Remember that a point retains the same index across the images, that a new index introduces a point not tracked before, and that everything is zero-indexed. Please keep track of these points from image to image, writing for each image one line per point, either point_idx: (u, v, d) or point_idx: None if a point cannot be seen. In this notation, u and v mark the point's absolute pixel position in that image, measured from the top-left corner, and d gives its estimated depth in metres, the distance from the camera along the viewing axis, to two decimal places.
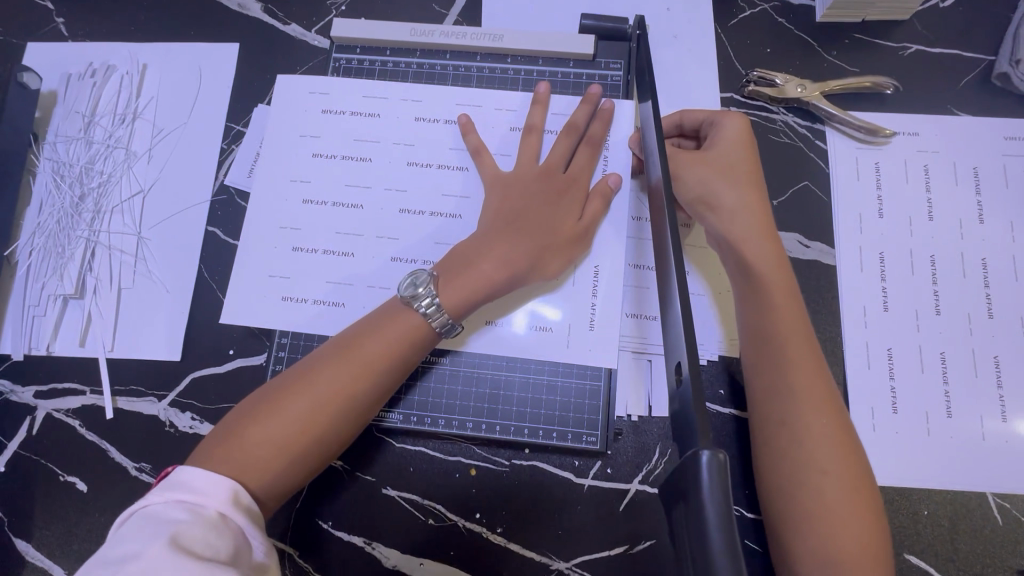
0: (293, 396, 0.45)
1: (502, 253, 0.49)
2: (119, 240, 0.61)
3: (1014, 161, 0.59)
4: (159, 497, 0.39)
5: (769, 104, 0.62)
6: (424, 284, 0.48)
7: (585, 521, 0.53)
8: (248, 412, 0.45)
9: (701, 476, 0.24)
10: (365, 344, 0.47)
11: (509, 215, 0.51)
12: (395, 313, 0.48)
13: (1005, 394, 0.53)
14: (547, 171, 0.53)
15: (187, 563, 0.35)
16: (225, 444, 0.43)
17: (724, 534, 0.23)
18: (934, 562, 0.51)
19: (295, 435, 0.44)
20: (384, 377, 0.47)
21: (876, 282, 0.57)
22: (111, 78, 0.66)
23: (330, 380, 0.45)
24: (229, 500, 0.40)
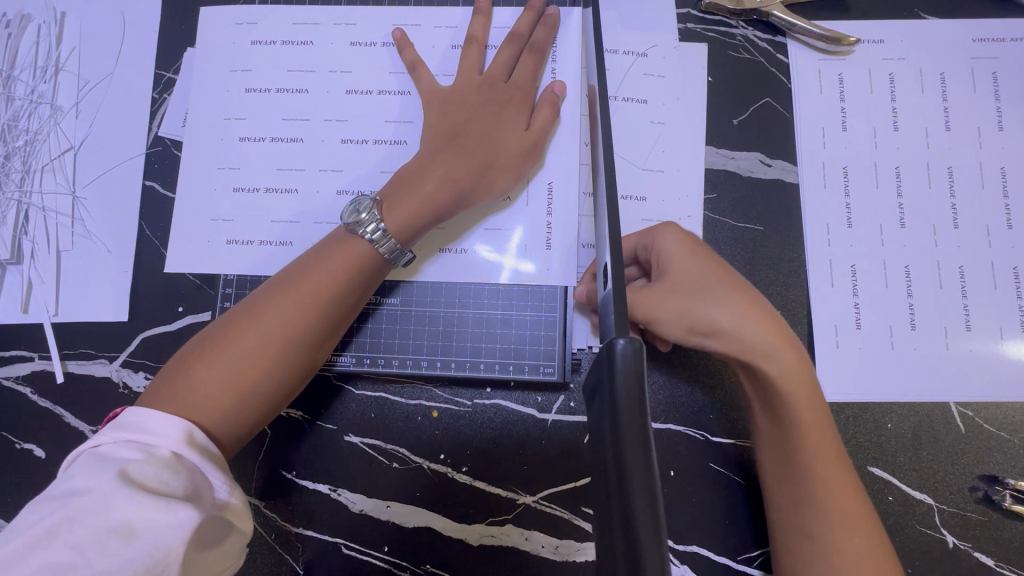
0: (237, 332, 0.44)
1: (445, 172, 0.48)
2: (52, 200, 0.59)
3: (983, 64, 0.56)
4: (108, 438, 0.39)
5: (728, 17, 0.58)
6: (367, 211, 0.47)
7: (550, 455, 0.53)
8: (194, 353, 0.43)
9: (616, 356, 0.27)
10: (310, 276, 0.46)
11: (453, 135, 0.50)
12: (339, 243, 0.47)
13: (970, 304, 0.53)
14: (489, 80, 0.52)
15: (139, 497, 0.35)
16: (171, 385, 0.42)
17: (633, 408, 0.26)
18: (898, 474, 0.51)
19: (243, 369, 0.42)
20: (333, 308, 0.46)
21: (840, 199, 0.55)
22: (27, 28, 0.62)
23: (276, 313, 0.44)
24: (182, 439, 0.39)
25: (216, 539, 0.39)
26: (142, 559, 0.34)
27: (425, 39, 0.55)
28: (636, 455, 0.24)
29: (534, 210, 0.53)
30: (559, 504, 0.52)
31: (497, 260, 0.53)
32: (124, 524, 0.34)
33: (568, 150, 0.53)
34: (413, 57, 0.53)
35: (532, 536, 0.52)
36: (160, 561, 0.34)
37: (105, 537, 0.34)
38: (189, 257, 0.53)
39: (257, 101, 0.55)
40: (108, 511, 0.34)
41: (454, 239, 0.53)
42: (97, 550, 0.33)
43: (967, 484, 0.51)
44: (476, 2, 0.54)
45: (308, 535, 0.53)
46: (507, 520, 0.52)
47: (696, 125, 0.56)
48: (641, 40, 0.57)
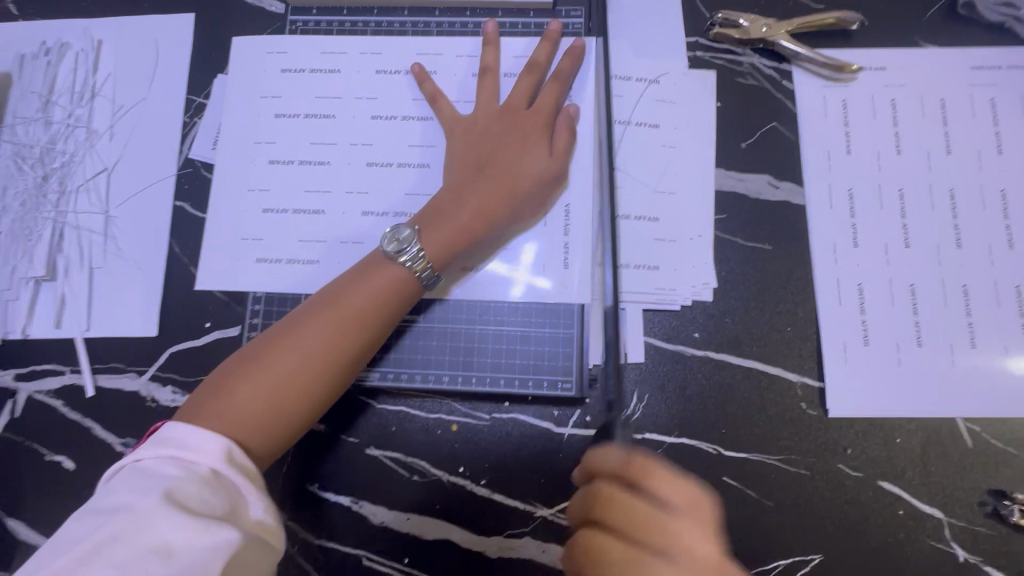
0: (277, 351, 0.46)
1: (473, 200, 0.51)
2: (86, 220, 0.61)
3: (981, 90, 0.58)
4: (151, 453, 0.40)
5: (735, 46, 0.61)
6: (407, 241, 0.49)
7: (566, 469, 0.54)
8: (235, 369, 0.46)
9: None
10: (348, 298, 0.48)
11: (479, 165, 0.53)
12: (376, 266, 0.49)
13: (974, 322, 0.54)
14: (510, 108, 0.54)
15: (180, 519, 0.36)
16: (215, 400, 0.44)
17: None
18: (907, 488, 0.52)
19: (283, 388, 0.45)
20: (368, 330, 0.48)
21: (846, 220, 0.57)
22: (66, 56, 0.65)
23: (315, 334, 0.46)
24: (222, 457, 0.41)
25: (250, 561, 0.40)
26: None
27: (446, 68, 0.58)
28: None
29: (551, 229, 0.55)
30: None
31: (510, 274, 0.55)
32: (165, 545, 0.35)
33: (582, 173, 0.55)
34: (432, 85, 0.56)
35: (549, 549, 0.53)
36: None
37: (147, 555, 0.35)
38: (219, 275, 0.56)
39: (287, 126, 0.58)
40: (150, 531, 0.35)
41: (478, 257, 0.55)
42: (140, 568, 0.34)
43: (976, 498, 0.52)
44: (486, 33, 0.57)
45: (330, 547, 0.54)
46: (524, 533, 0.53)
47: (705, 148, 0.58)
48: (652, 68, 0.60)
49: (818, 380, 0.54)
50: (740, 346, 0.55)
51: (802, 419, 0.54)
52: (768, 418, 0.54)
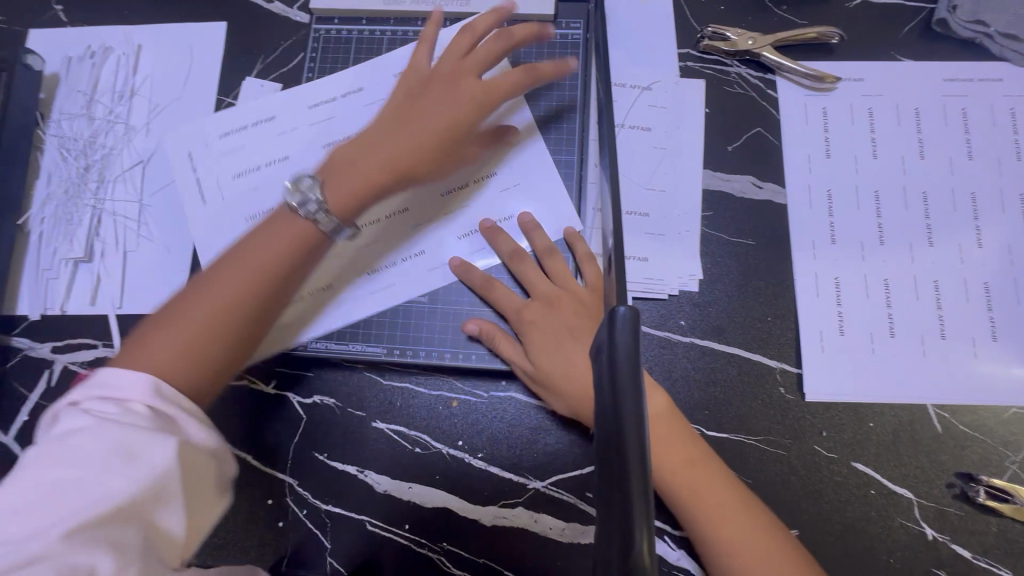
0: (157, 333, 0.45)
1: (391, 145, 0.54)
2: (122, 207, 0.66)
3: (954, 101, 0.63)
4: (79, 398, 0.42)
5: (723, 57, 0.66)
6: (308, 190, 0.50)
7: (558, 444, 0.58)
8: (153, 322, 0.46)
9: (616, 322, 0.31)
10: (253, 249, 0.48)
11: (415, 88, 0.58)
12: (282, 217, 0.50)
13: (944, 314, 0.58)
14: (461, 66, 0.58)
15: (129, 428, 0.39)
16: (132, 354, 0.44)
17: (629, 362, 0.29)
18: (879, 469, 0.55)
19: (172, 356, 0.44)
20: (275, 280, 0.48)
21: (824, 217, 0.61)
22: (109, 59, 0.71)
23: (232, 278, 0.47)
24: (151, 392, 0.41)
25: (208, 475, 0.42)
26: (144, 479, 0.38)
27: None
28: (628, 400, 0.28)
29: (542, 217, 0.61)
30: (566, 489, 0.57)
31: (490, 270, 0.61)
32: (121, 450, 0.38)
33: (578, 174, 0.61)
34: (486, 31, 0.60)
35: (540, 518, 0.56)
36: (161, 481, 0.39)
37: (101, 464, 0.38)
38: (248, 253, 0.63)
39: (318, 127, 0.65)
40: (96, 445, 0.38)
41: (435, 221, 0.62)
42: (103, 471, 0.38)
43: (944, 480, 0.55)
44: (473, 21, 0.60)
45: (335, 512, 0.58)
46: (517, 503, 0.57)
47: (693, 150, 0.63)
48: (646, 77, 0.65)
49: (796, 366, 0.58)
50: (724, 334, 0.59)
51: (781, 403, 0.57)
52: (748, 400, 0.57)
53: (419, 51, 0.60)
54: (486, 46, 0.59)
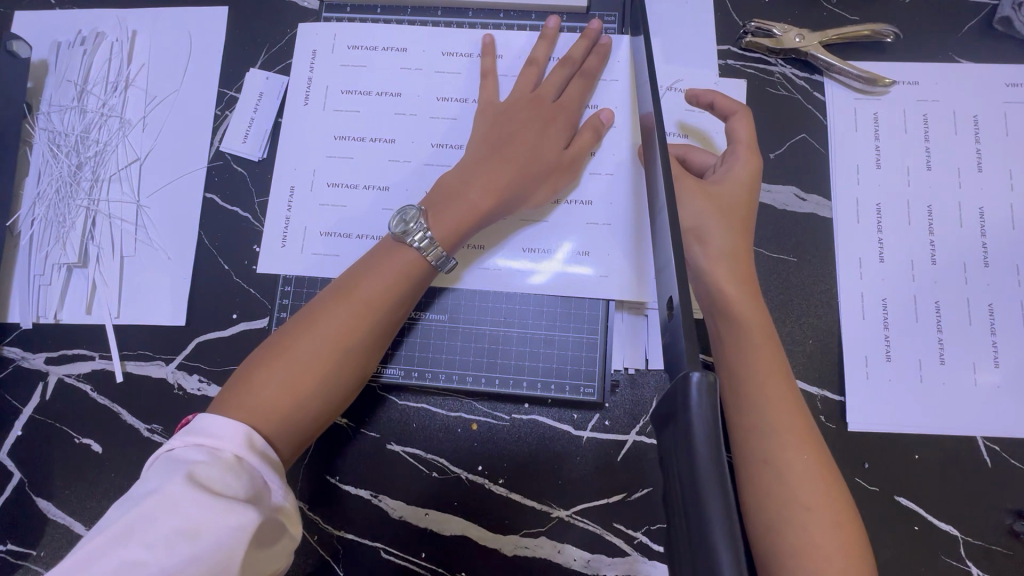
0: (295, 340, 0.47)
1: (488, 181, 0.52)
2: (118, 209, 0.62)
3: (1015, 109, 0.58)
4: (181, 441, 0.41)
5: (767, 55, 0.61)
6: (414, 220, 0.50)
7: (583, 471, 0.55)
8: (262, 359, 0.46)
9: (691, 394, 0.28)
10: (362, 284, 0.49)
11: (497, 117, 0.56)
12: (389, 251, 0.50)
13: (998, 340, 0.54)
14: (539, 98, 0.56)
15: (206, 498, 0.37)
16: (240, 391, 0.45)
17: (709, 451, 0.27)
18: (923, 504, 0.52)
19: (300, 381, 0.45)
20: (383, 315, 0.49)
21: (872, 233, 0.57)
22: (101, 46, 0.66)
23: (335, 319, 0.47)
24: (244, 443, 0.41)
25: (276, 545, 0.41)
26: (209, 556, 0.36)
27: (478, 74, 0.60)
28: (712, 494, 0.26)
29: (571, 229, 0.56)
30: (592, 519, 0.54)
31: (535, 268, 0.56)
32: (191, 526, 0.36)
33: (610, 182, 0.57)
34: (578, 55, 0.58)
35: (564, 549, 0.54)
36: (225, 559, 0.36)
37: (173, 536, 0.36)
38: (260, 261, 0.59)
39: (327, 125, 0.60)
40: (179, 511, 0.36)
41: (539, 219, 0.57)
42: (167, 549, 0.35)
43: (993, 517, 0.52)
44: (545, 28, 0.59)
45: (349, 538, 0.55)
46: (540, 532, 0.54)
47: None
48: (685, 78, 0.60)
49: (838, 394, 0.55)
50: None
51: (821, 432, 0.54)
52: None
53: (485, 86, 0.58)
54: (569, 86, 0.57)
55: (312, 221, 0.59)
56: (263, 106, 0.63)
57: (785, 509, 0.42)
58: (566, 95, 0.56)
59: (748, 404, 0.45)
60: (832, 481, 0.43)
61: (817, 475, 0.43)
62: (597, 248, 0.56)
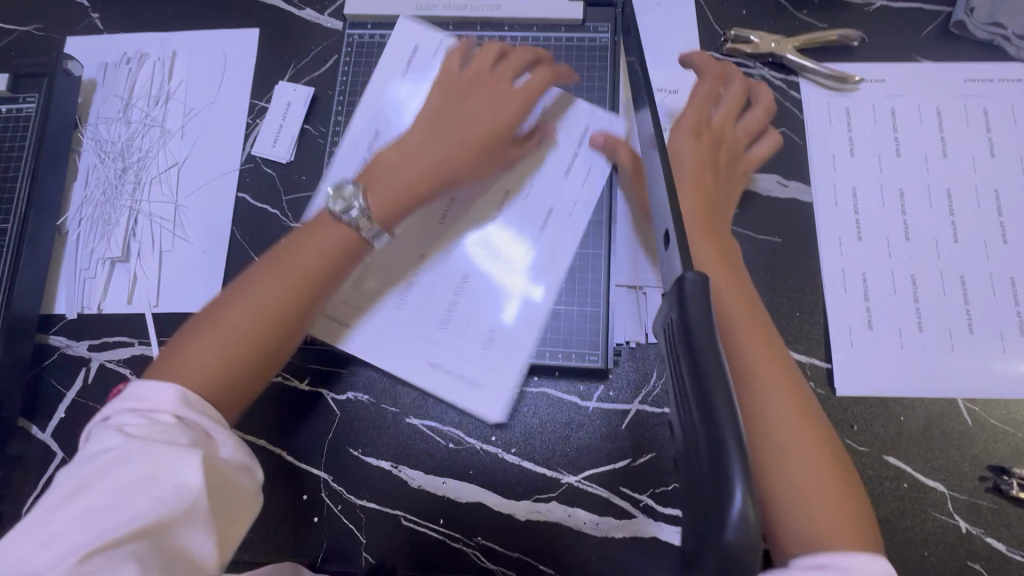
0: (228, 310, 0.48)
1: (417, 164, 0.55)
2: (158, 208, 0.68)
3: (974, 101, 0.64)
4: (115, 409, 0.43)
5: (747, 59, 0.67)
6: (351, 198, 0.52)
7: (590, 439, 0.58)
8: (197, 328, 0.48)
9: (685, 292, 0.31)
10: (294, 257, 0.51)
11: (441, 101, 0.59)
12: (318, 227, 0.52)
13: (971, 308, 0.58)
14: (483, 90, 0.59)
15: (158, 446, 0.40)
16: (172, 359, 0.46)
17: (703, 328, 0.29)
18: (911, 463, 0.56)
19: (232, 348, 0.47)
20: (314, 286, 0.51)
21: (850, 215, 0.62)
22: (145, 65, 0.73)
23: (271, 290, 0.49)
24: (180, 402, 0.43)
25: (237, 495, 0.43)
26: (168, 499, 0.38)
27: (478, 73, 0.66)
28: (711, 373, 0.27)
29: (564, 219, 0.62)
30: (599, 484, 0.57)
31: (507, 291, 0.60)
32: (148, 471, 0.39)
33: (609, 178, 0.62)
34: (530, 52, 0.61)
35: (574, 513, 0.57)
36: (182, 501, 0.39)
37: (133, 484, 0.38)
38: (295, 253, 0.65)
39: (351, 129, 0.66)
40: (132, 462, 0.39)
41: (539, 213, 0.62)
42: (129, 497, 0.38)
43: (976, 474, 0.55)
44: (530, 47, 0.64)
45: (371, 507, 0.58)
46: (551, 497, 0.57)
47: None
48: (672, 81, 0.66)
49: (826, 361, 0.59)
50: None
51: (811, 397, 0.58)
52: None
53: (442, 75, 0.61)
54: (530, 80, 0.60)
55: None
56: (290, 115, 0.70)
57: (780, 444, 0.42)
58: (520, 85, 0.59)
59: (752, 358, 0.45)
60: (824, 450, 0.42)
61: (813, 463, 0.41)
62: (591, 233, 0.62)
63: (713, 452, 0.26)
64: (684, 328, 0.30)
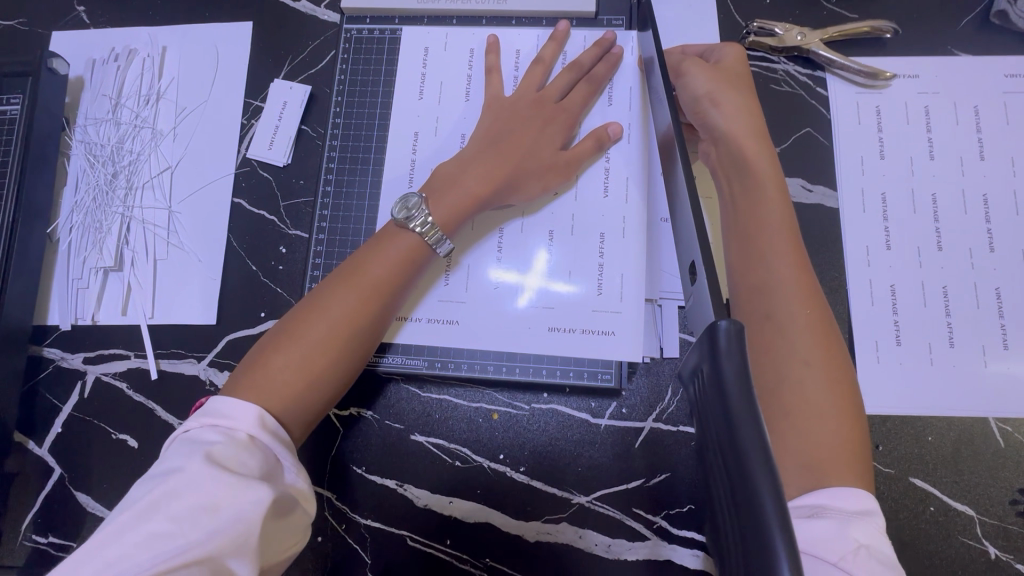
0: (306, 323, 0.48)
1: (485, 171, 0.54)
2: (152, 214, 0.65)
3: (1015, 98, 0.60)
4: (195, 422, 0.43)
5: (770, 54, 0.63)
6: (416, 208, 0.52)
7: (602, 459, 0.56)
8: (272, 343, 0.47)
9: (719, 334, 0.28)
10: (369, 267, 0.50)
11: (499, 111, 0.58)
12: (391, 236, 0.52)
13: (1006, 323, 0.55)
14: (542, 99, 0.58)
15: (223, 475, 0.39)
16: (250, 377, 0.46)
17: (738, 373, 0.27)
18: (939, 486, 0.53)
19: (312, 362, 0.46)
20: (390, 296, 0.50)
21: (879, 222, 0.58)
22: (134, 61, 0.69)
23: (344, 302, 0.48)
24: (256, 424, 0.43)
25: (289, 522, 0.43)
26: (227, 532, 0.38)
27: (481, 69, 0.62)
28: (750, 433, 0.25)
29: (584, 209, 0.58)
30: (611, 505, 0.55)
31: (519, 282, 0.57)
32: (211, 502, 0.38)
33: (627, 183, 0.58)
34: (588, 61, 0.60)
35: (586, 534, 0.55)
36: (243, 534, 0.38)
37: (196, 512, 0.37)
38: (295, 262, 0.63)
39: (351, 131, 0.63)
40: (200, 489, 0.38)
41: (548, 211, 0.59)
42: (191, 525, 0.37)
43: (1007, 498, 0.53)
44: (554, 30, 0.61)
45: (376, 527, 0.57)
46: (562, 518, 0.55)
47: None
48: None
49: None
50: None
51: None
52: None
53: (490, 81, 0.60)
54: (573, 89, 0.59)
55: (335, 222, 0.61)
56: (287, 116, 0.66)
57: (785, 365, 0.43)
58: (568, 99, 0.59)
59: (773, 294, 0.45)
60: (849, 401, 0.42)
61: (838, 408, 0.41)
62: (612, 222, 0.57)
63: (755, 530, 0.23)
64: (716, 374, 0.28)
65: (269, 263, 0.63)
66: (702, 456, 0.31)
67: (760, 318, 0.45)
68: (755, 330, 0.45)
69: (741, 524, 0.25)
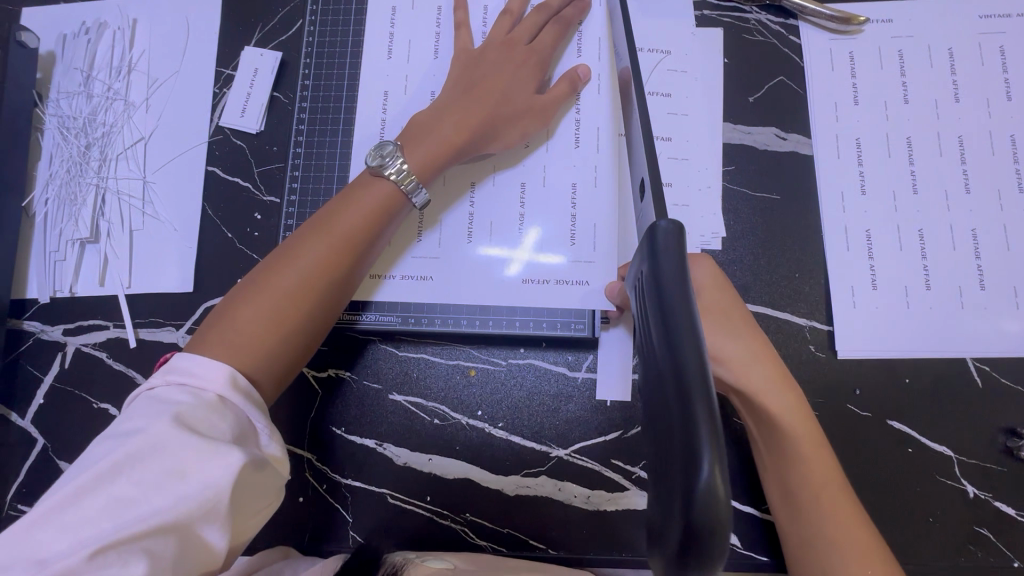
0: (276, 274, 0.47)
1: (459, 117, 0.54)
2: (126, 185, 0.65)
3: (990, 39, 0.59)
4: (162, 380, 0.42)
5: (742, 3, 0.62)
6: (390, 155, 0.52)
7: (579, 412, 0.56)
8: (242, 295, 0.47)
9: (659, 236, 0.30)
10: (340, 219, 0.50)
11: (468, 61, 0.58)
12: (363, 187, 0.52)
13: (983, 264, 0.55)
14: (510, 42, 0.58)
15: (192, 439, 0.37)
16: (219, 329, 0.45)
17: (675, 270, 0.28)
18: (918, 427, 0.53)
19: (284, 312, 0.46)
20: (362, 247, 0.50)
21: (853, 167, 0.58)
22: (104, 34, 0.69)
23: (315, 252, 0.48)
24: (227, 383, 0.42)
25: (265, 489, 0.42)
26: (195, 498, 0.37)
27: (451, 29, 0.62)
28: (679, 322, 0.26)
29: (556, 163, 0.58)
30: (590, 456, 0.55)
31: (508, 255, 0.57)
32: (178, 466, 0.37)
33: (597, 135, 0.58)
34: (555, 5, 0.60)
35: (565, 487, 0.55)
36: (212, 499, 0.37)
37: (163, 476, 0.37)
38: (271, 229, 0.63)
39: (322, 94, 0.63)
40: (166, 453, 0.37)
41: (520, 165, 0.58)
42: (157, 488, 0.36)
43: (986, 437, 0.53)
44: None
45: (356, 486, 0.57)
46: (541, 472, 0.56)
47: (713, 102, 0.60)
48: (662, 37, 0.61)
49: (826, 324, 0.56)
50: (749, 293, 0.57)
51: (813, 362, 0.55)
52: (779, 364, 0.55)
53: (460, 37, 0.60)
54: (542, 32, 0.59)
55: (307, 185, 0.61)
56: (258, 82, 0.66)
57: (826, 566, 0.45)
58: (537, 41, 0.58)
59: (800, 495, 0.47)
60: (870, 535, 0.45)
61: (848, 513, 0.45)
62: (585, 174, 0.58)
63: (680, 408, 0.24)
64: (654, 273, 0.29)
65: (244, 229, 0.63)
66: (641, 368, 0.32)
67: (788, 509, 0.48)
68: (780, 505, 0.48)
69: (667, 412, 0.25)
